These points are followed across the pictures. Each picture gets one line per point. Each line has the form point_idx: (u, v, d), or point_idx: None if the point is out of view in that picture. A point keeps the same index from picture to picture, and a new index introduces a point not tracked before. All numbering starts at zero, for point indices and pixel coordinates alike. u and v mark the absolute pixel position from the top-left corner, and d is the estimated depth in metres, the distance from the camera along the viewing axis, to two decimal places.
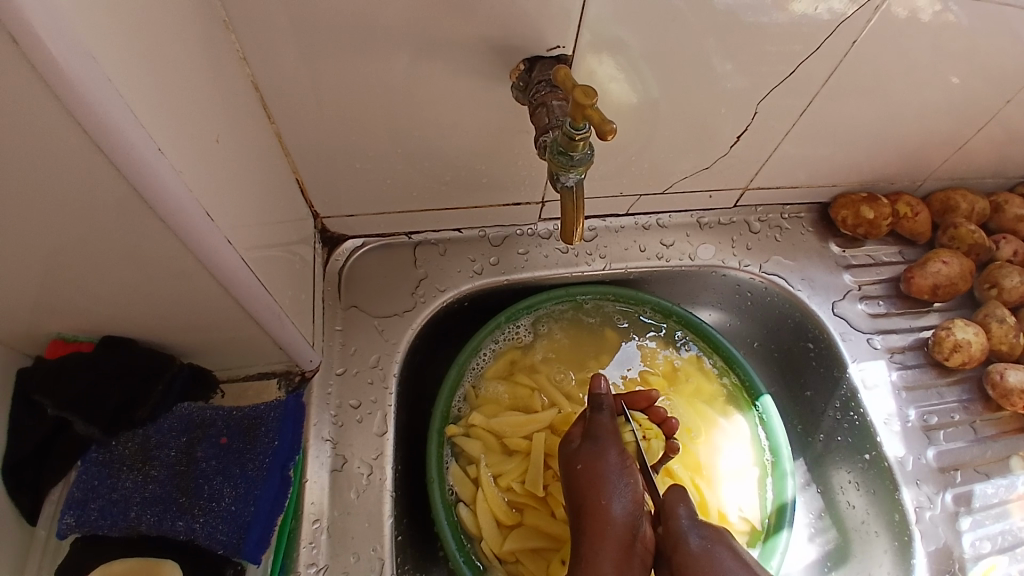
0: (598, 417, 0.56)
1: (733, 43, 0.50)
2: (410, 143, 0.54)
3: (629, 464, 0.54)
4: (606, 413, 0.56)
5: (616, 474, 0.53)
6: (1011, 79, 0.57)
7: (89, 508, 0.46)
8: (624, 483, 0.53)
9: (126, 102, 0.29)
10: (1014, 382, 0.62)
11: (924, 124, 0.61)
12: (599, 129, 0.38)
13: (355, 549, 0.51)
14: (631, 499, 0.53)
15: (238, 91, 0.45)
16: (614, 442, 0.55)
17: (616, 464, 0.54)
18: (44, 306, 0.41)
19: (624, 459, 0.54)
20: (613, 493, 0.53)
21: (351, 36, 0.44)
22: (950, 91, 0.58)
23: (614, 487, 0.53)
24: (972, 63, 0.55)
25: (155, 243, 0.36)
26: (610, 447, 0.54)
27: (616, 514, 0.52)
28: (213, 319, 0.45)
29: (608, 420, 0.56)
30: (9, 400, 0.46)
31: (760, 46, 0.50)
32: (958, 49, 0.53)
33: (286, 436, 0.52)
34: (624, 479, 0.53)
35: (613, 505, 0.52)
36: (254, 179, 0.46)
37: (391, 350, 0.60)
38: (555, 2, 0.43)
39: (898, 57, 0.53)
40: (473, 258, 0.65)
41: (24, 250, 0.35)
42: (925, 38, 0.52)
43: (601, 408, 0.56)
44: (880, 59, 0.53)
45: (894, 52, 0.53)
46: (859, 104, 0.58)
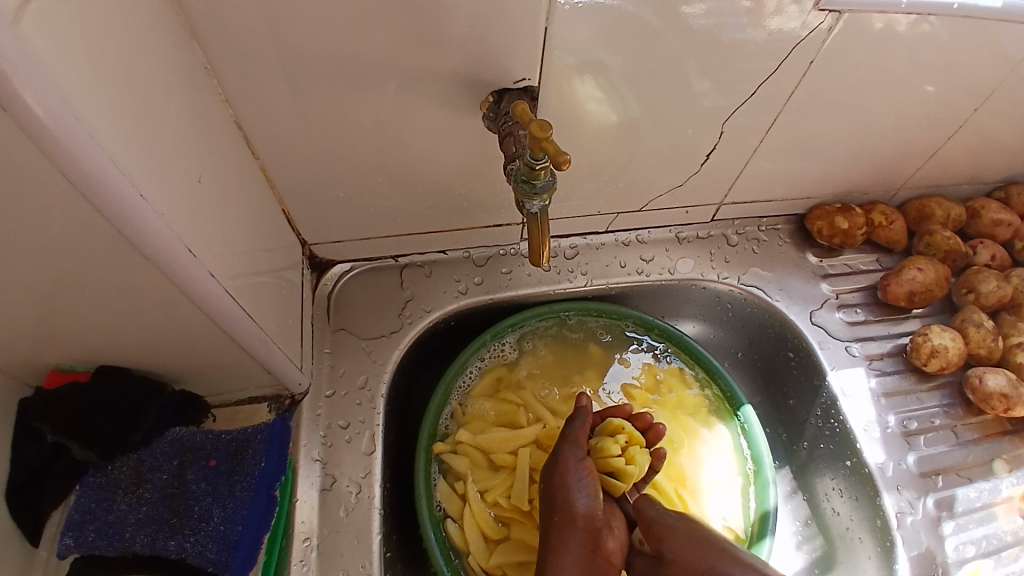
0: (571, 424, 0.57)
1: (706, 62, 0.52)
2: (392, 172, 0.56)
3: (591, 476, 0.55)
4: (579, 422, 0.57)
5: (576, 487, 0.54)
6: (981, 85, 0.59)
7: (86, 529, 0.48)
8: (584, 498, 0.54)
9: (109, 153, 0.32)
10: (994, 387, 0.63)
11: (899, 133, 0.63)
12: (556, 160, 0.40)
13: (344, 566, 0.53)
14: (591, 514, 0.54)
15: (222, 128, 0.47)
16: (576, 449, 0.56)
17: (577, 473, 0.55)
18: (42, 340, 0.43)
19: (586, 471, 0.55)
20: (575, 508, 0.53)
21: (331, 74, 0.47)
22: (926, 99, 0.59)
23: (575, 501, 0.54)
24: (944, 72, 0.57)
25: (143, 278, 0.38)
26: (571, 455, 0.56)
27: (575, 531, 0.53)
28: (204, 346, 0.47)
29: (581, 428, 0.57)
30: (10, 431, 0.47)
31: (737, 64, 0.52)
32: (931, 57, 0.55)
33: (272, 458, 0.54)
34: (584, 493, 0.54)
35: (575, 521, 0.53)
36: (240, 213, 0.48)
37: (379, 371, 0.62)
38: (519, 37, 0.46)
39: (869, 69, 0.55)
40: (458, 279, 0.68)
41: (19, 289, 0.37)
42: (900, 49, 0.54)
43: (575, 417, 0.58)
44: (853, 73, 0.55)
45: (863, 65, 0.55)
46: (834, 116, 0.60)
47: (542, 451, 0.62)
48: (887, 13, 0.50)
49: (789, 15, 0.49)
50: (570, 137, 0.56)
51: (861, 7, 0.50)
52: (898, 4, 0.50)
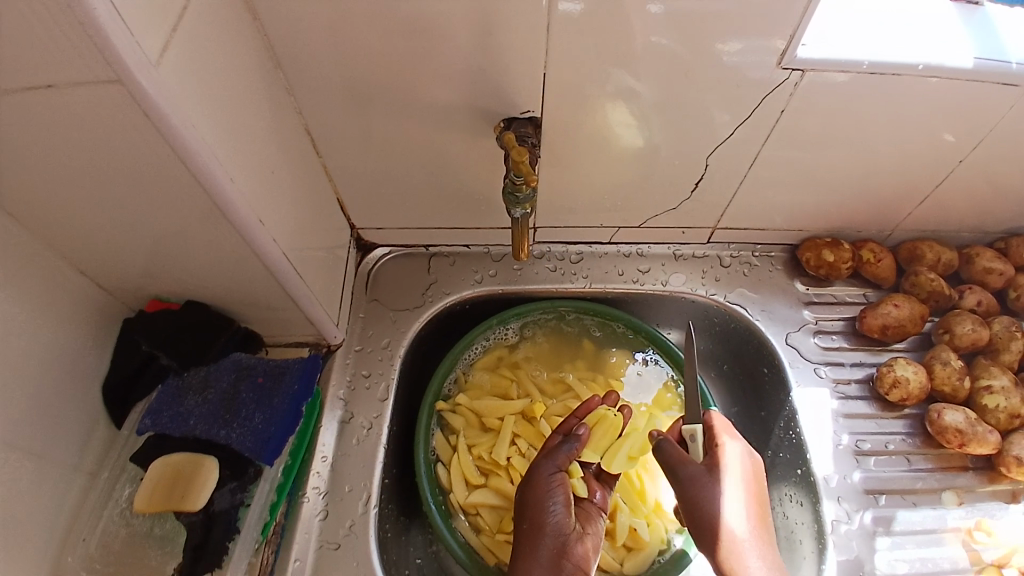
0: (561, 449, 0.64)
1: (730, 99, 0.61)
2: (425, 175, 0.69)
3: (564, 490, 0.62)
4: (568, 448, 0.63)
5: (551, 500, 0.61)
6: (975, 136, 0.64)
7: (160, 415, 0.59)
8: (558, 510, 0.61)
9: (210, 149, 0.46)
10: (950, 422, 0.67)
11: (895, 176, 0.70)
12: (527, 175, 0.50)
13: (349, 481, 0.66)
14: (562, 524, 0.61)
15: (293, 132, 0.61)
16: (551, 469, 0.63)
17: (551, 490, 0.61)
18: (148, 278, 0.58)
19: (559, 485, 0.62)
20: (550, 519, 0.61)
21: (381, 97, 0.60)
22: (943, 146, 0.66)
23: (551, 513, 0.61)
24: (958, 123, 0.63)
25: (225, 237, 0.53)
26: (546, 474, 0.63)
27: (548, 538, 0.60)
28: (265, 295, 0.62)
29: (566, 454, 0.63)
30: (113, 342, 0.60)
31: (752, 104, 0.61)
32: (938, 106, 0.61)
33: (304, 382, 0.64)
34: (558, 505, 0.61)
35: (549, 531, 0.60)
36: (302, 196, 0.63)
37: (400, 336, 0.75)
38: (527, 76, 0.58)
39: (845, 118, 0.62)
40: (476, 270, 0.80)
41: (139, 237, 0.52)
42: (910, 97, 0.60)
43: (566, 443, 0.64)
44: (831, 120, 0.63)
45: (839, 114, 0.62)
46: (837, 154, 0.67)
47: (526, 421, 0.73)
48: (850, 71, 0.57)
49: (757, 69, 0.58)
50: (574, 159, 0.68)
51: (824, 66, 0.57)
52: (861, 64, 0.57)
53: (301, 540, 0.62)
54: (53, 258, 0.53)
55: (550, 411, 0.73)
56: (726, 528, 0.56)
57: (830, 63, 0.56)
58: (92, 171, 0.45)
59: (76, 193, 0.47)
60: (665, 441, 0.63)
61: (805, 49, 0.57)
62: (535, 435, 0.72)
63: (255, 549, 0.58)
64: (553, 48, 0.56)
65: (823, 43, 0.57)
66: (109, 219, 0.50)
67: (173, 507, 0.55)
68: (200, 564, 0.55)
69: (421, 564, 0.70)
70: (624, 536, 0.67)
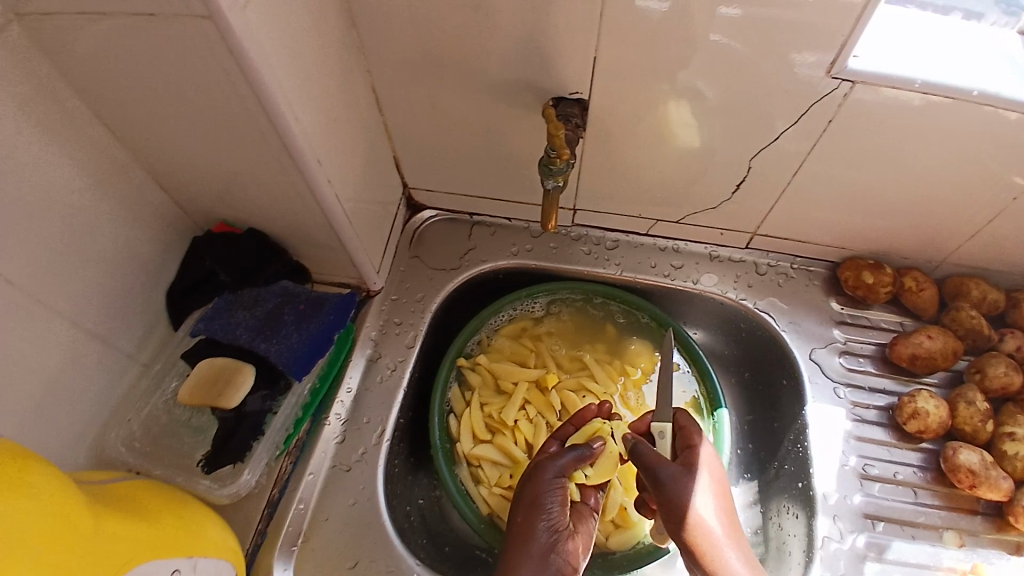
0: (563, 455, 0.64)
1: (796, 110, 0.62)
2: (477, 144, 0.74)
3: (562, 491, 0.62)
4: (570, 454, 0.64)
5: (549, 497, 0.61)
6: None
7: (213, 321, 0.66)
8: (555, 507, 0.61)
9: (283, 90, 0.51)
10: (964, 461, 0.66)
11: (946, 205, 0.68)
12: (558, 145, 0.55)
13: (367, 414, 0.71)
14: (557, 521, 0.60)
15: (360, 88, 0.67)
16: (551, 470, 0.63)
17: (548, 489, 0.62)
18: (216, 203, 0.65)
19: (559, 485, 0.62)
20: (545, 515, 0.60)
21: (444, 64, 0.65)
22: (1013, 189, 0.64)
23: (547, 509, 0.61)
24: None
25: (287, 172, 0.59)
26: (546, 474, 0.63)
27: (542, 531, 0.59)
28: (316, 233, 0.67)
29: (568, 459, 0.63)
30: (182, 256, 0.68)
31: (819, 115, 0.62)
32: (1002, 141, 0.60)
33: (339, 315, 0.69)
34: (555, 503, 0.61)
35: (543, 525, 0.60)
36: (361, 148, 0.68)
37: (433, 293, 0.80)
38: (581, 60, 0.61)
39: (896, 137, 0.62)
40: (515, 243, 0.84)
41: (213, 163, 0.59)
42: (974, 126, 0.59)
43: (569, 450, 0.64)
44: (882, 138, 0.62)
45: (889, 133, 0.62)
46: (891, 178, 0.67)
47: (538, 389, 0.76)
48: (900, 89, 0.57)
49: (805, 77, 0.58)
50: (620, 146, 0.70)
51: (875, 80, 0.57)
52: (913, 83, 0.56)
53: (318, 457, 0.68)
54: (138, 172, 0.60)
55: (562, 384, 0.77)
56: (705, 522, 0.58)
57: (881, 78, 0.56)
58: (177, 96, 0.51)
59: (163, 115, 0.54)
60: (639, 444, 0.62)
61: (857, 60, 0.57)
62: (545, 404, 0.75)
63: (275, 455, 0.65)
64: (604, 36, 0.58)
65: (876, 57, 0.57)
66: (187, 142, 0.56)
67: (210, 402, 0.62)
68: (226, 454, 0.61)
69: (422, 505, 0.75)
70: (613, 512, 0.69)
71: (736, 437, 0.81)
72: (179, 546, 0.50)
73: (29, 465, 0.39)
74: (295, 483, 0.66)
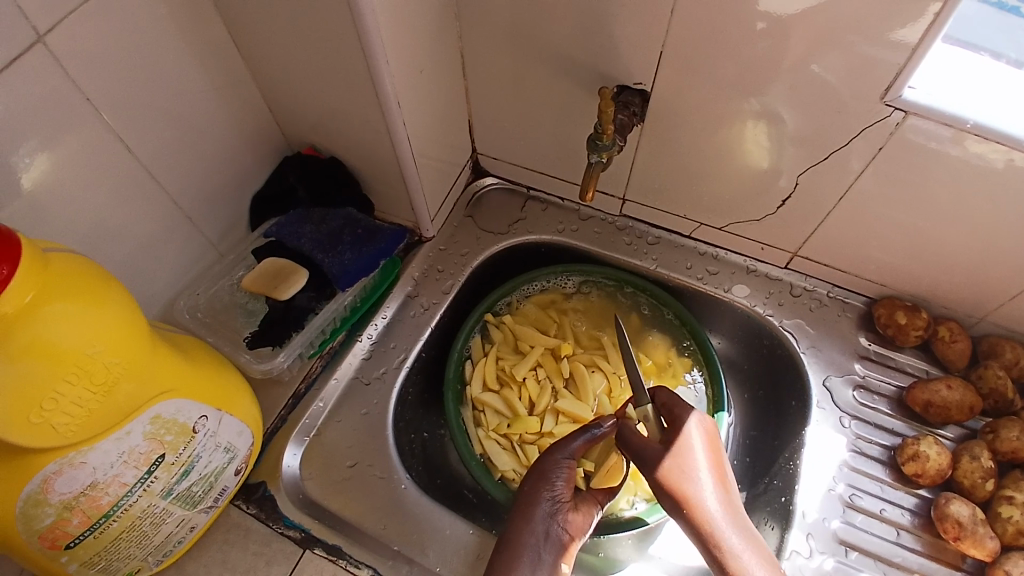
0: (576, 437, 0.67)
1: (867, 146, 0.64)
2: (545, 121, 0.79)
3: (570, 469, 0.66)
4: (582, 437, 0.67)
5: (555, 472, 0.66)
6: None
7: (284, 228, 0.75)
8: (559, 483, 0.65)
9: (382, 36, 0.59)
10: (953, 511, 0.66)
11: (995, 259, 0.68)
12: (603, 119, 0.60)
13: (395, 342, 0.79)
14: (560, 494, 0.65)
15: (450, 51, 0.74)
16: (563, 450, 0.67)
17: (557, 465, 0.66)
18: (308, 128, 0.74)
19: (567, 465, 0.66)
20: (550, 487, 0.65)
21: (527, 41, 0.71)
22: None
23: (552, 483, 0.65)
24: None
25: (371, 110, 0.67)
26: (558, 453, 0.67)
27: (544, 501, 0.64)
28: (386, 172, 0.75)
29: (581, 443, 0.67)
30: (271, 169, 0.78)
31: (870, 144, 0.63)
32: None
33: (389, 244, 0.78)
34: (561, 479, 0.65)
35: (546, 496, 0.64)
36: (440, 105, 0.76)
37: (478, 251, 0.87)
38: (648, 54, 0.65)
39: (945, 179, 0.63)
40: (562, 222, 0.90)
41: (311, 90, 0.68)
42: None
43: (581, 432, 0.67)
44: (932, 177, 0.63)
45: (939, 173, 0.62)
46: (940, 222, 0.67)
47: (552, 357, 0.81)
48: (953, 126, 0.58)
49: (860, 102, 0.60)
50: (677, 144, 0.74)
51: (926, 113, 0.58)
52: (964, 122, 0.57)
53: (345, 365, 0.76)
54: (250, 88, 0.70)
55: (575, 356, 0.81)
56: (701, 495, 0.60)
57: (933, 111, 0.57)
58: (294, 26, 0.60)
59: (279, 40, 0.63)
60: (625, 427, 0.66)
61: (912, 91, 0.58)
62: (555, 370, 0.80)
63: (311, 354, 0.74)
64: (674, 30, 0.62)
65: (934, 91, 0.58)
66: (294, 67, 0.66)
67: (266, 292, 0.71)
68: (267, 337, 0.70)
69: (426, 438, 0.81)
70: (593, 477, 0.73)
71: (736, 449, 0.82)
72: (208, 395, 0.57)
73: (111, 284, 0.47)
74: (320, 383, 0.75)
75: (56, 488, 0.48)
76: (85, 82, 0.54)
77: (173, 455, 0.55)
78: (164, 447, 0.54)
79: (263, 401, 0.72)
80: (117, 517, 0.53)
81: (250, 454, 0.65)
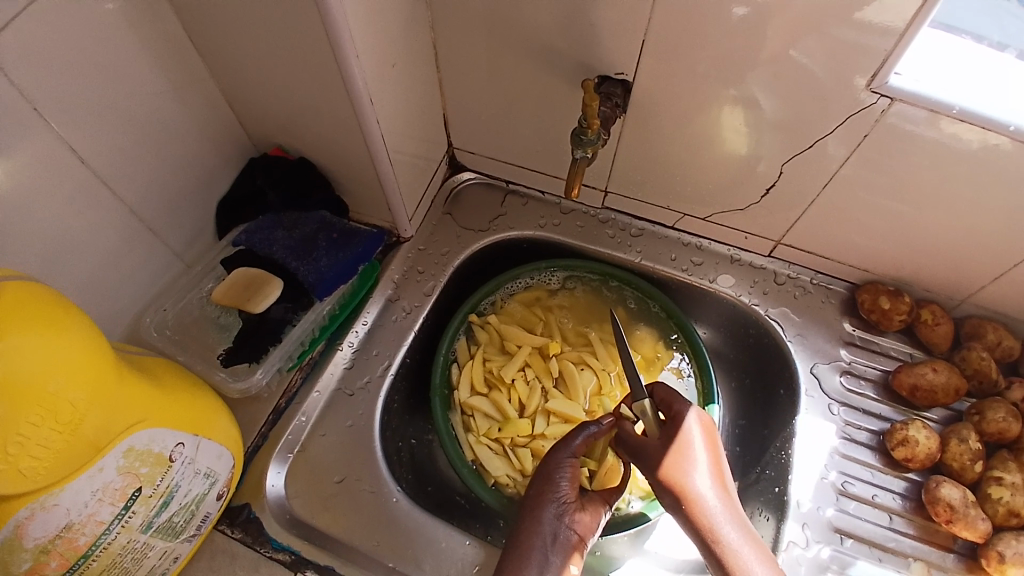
0: (575, 436, 0.66)
1: (847, 134, 0.63)
2: (524, 114, 0.77)
3: (574, 469, 0.65)
4: (582, 436, 0.66)
5: (559, 473, 0.64)
6: None
7: (254, 236, 0.72)
8: (564, 483, 0.64)
9: (352, 30, 0.55)
10: (944, 494, 0.67)
11: (977, 242, 0.68)
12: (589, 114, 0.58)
13: (377, 348, 0.76)
14: (566, 495, 0.64)
15: (422, 42, 0.71)
16: (565, 450, 0.66)
17: (561, 466, 0.65)
18: (274, 128, 0.70)
19: (569, 465, 0.65)
20: (555, 489, 0.64)
21: (503, 31, 0.68)
22: None
23: (557, 484, 0.64)
24: None
25: (343, 108, 0.63)
26: (560, 453, 0.66)
27: (550, 504, 0.63)
28: (360, 172, 0.72)
29: (580, 441, 0.66)
30: (237, 172, 0.74)
31: (855, 132, 0.63)
32: None
33: (368, 248, 0.75)
34: (565, 479, 0.64)
35: (552, 498, 0.63)
36: (414, 100, 0.72)
37: (458, 250, 0.84)
38: (629, 43, 0.63)
39: (930, 166, 0.62)
40: (543, 216, 0.87)
41: (277, 88, 0.64)
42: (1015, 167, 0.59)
43: (580, 432, 0.66)
44: (917, 163, 0.63)
45: (923, 160, 0.62)
46: (923, 208, 0.67)
47: (541, 356, 0.79)
48: (939, 112, 0.57)
49: (846, 90, 0.59)
50: (660, 135, 0.72)
51: (913, 100, 0.57)
52: (949, 109, 0.56)
53: (326, 376, 0.73)
54: (209, 87, 0.66)
55: (563, 354, 0.79)
56: (699, 493, 0.59)
57: (919, 98, 0.57)
58: (255, 19, 0.56)
59: (240, 35, 0.59)
60: (624, 428, 0.65)
61: (898, 78, 0.57)
62: (544, 370, 0.78)
63: (289, 366, 0.71)
64: (657, 17, 0.60)
65: (920, 78, 0.57)
66: (257, 64, 0.61)
67: (238, 305, 0.67)
68: (244, 352, 0.67)
69: (413, 444, 0.78)
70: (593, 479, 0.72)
71: (726, 439, 0.82)
72: (184, 421, 0.54)
73: (71, 311, 0.43)
74: (301, 396, 0.71)
75: (28, 533, 0.44)
76: (28, 87, 0.49)
77: (150, 488, 0.51)
78: (140, 480, 0.50)
79: (242, 418, 0.69)
80: (96, 557, 0.50)
81: (232, 476, 0.62)
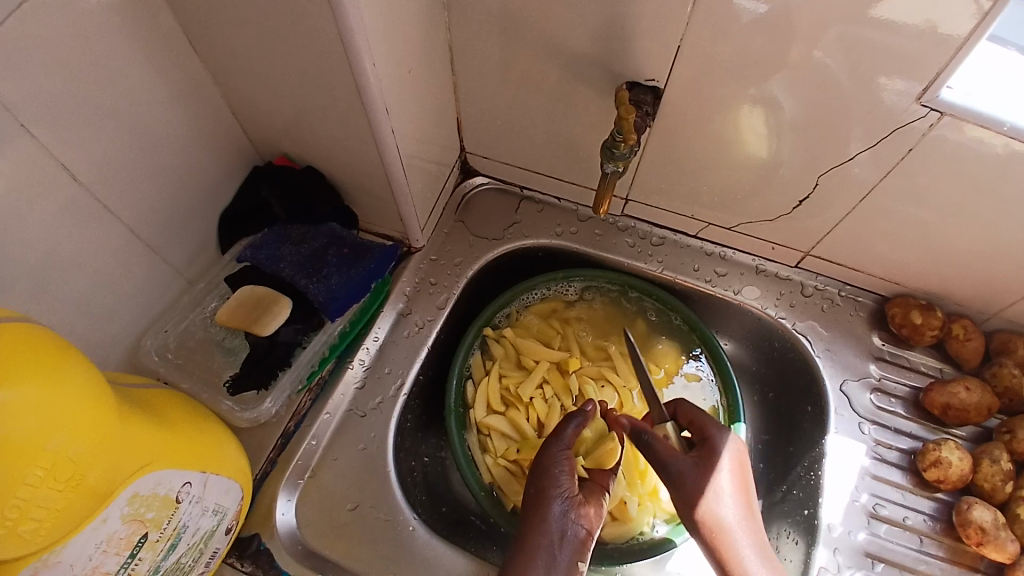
0: (567, 426, 0.64)
1: (883, 148, 0.60)
2: (543, 118, 0.73)
3: (571, 460, 0.62)
4: (573, 424, 0.64)
5: (558, 467, 0.61)
6: None
7: (260, 252, 0.69)
8: (564, 477, 0.61)
9: (368, 35, 0.51)
10: (976, 517, 0.65)
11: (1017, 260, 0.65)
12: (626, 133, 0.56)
13: (390, 366, 0.72)
14: (568, 489, 0.60)
15: (438, 44, 0.66)
16: (559, 442, 0.63)
17: (559, 461, 0.62)
18: (280, 136, 0.65)
19: (566, 456, 0.62)
20: (556, 484, 0.61)
21: (525, 34, 0.63)
22: None
23: (557, 479, 0.61)
24: None
25: (355, 116, 0.59)
26: (555, 445, 0.63)
27: (554, 500, 0.60)
28: (371, 182, 0.68)
29: (573, 430, 0.63)
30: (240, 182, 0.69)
31: (898, 146, 0.59)
32: None
33: (380, 264, 0.72)
34: (564, 473, 0.61)
35: (555, 494, 0.60)
36: (429, 105, 0.68)
37: (472, 259, 0.80)
38: (662, 49, 0.59)
39: (974, 182, 0.59)
40: (560, 224, 0.84)
41: (285, 94, 0.59)
42: None
43: (570, 420, 0.64)
44: (962, 179, 0.60)
45: (968, 177, 0.59)
46: (962, 225, 0.64)
47: (559, 372, 0.76)
48: (989, 128, 0.54)
49: (892, 101, 0.56)
50: (689, 144, 0.68)
51: (963, 115, 0.54)
52: (1001, 125, 0.53)
53: (337, 398, 0.69)
54: (211, 93, 0.61)
55: (583, 370, 0.76)
56: (722, 520, 0.57)
57: (970, 113, 0.53)
58: (263, 22, 0.52)
59: (245, 38, 0.54)
60: (648, 434, 0.61)
61: (949, 91, 0.54)
62: (563, 386, 0.75)
63: (298, 388, 0.67)
64: (694, 22, 0.56)
65: (971, 92, 0.54)
66: (263, 70, 0.57)
67: (244, 327, 0.64)
68: (250, 379, 0.64)
69: (427, 463, 0.75)
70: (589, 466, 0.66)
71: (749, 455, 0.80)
72: (192, 458, 0.50)
73: (66, 356, 0.40)
74: (311, 419, 0.68)
75: None
76: (13, 100, 0.45)
77: (156, 532, 0.48)
78: (146, 526, 0.47)
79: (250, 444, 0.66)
80: None
81: (241, 508, 0.59)
